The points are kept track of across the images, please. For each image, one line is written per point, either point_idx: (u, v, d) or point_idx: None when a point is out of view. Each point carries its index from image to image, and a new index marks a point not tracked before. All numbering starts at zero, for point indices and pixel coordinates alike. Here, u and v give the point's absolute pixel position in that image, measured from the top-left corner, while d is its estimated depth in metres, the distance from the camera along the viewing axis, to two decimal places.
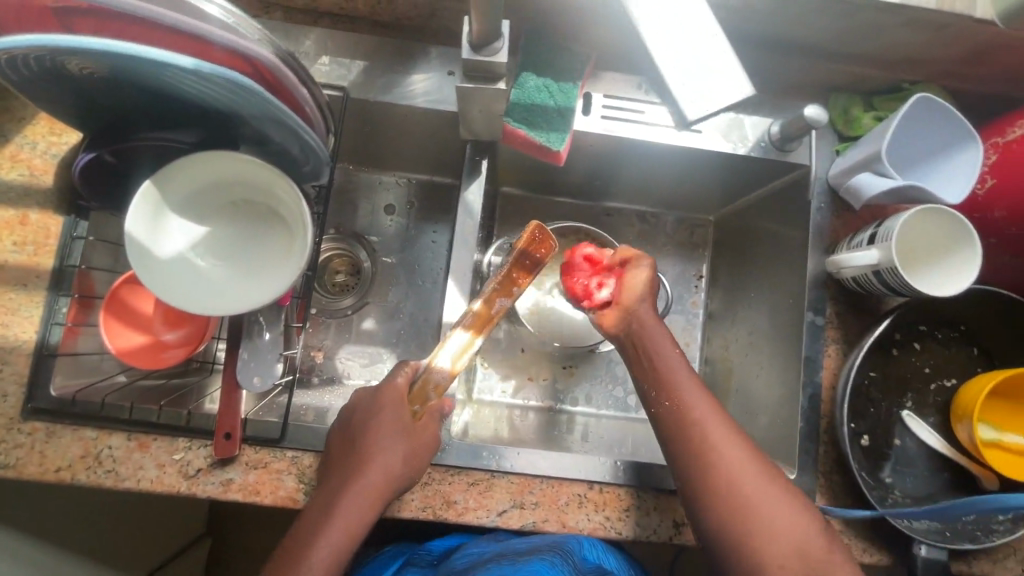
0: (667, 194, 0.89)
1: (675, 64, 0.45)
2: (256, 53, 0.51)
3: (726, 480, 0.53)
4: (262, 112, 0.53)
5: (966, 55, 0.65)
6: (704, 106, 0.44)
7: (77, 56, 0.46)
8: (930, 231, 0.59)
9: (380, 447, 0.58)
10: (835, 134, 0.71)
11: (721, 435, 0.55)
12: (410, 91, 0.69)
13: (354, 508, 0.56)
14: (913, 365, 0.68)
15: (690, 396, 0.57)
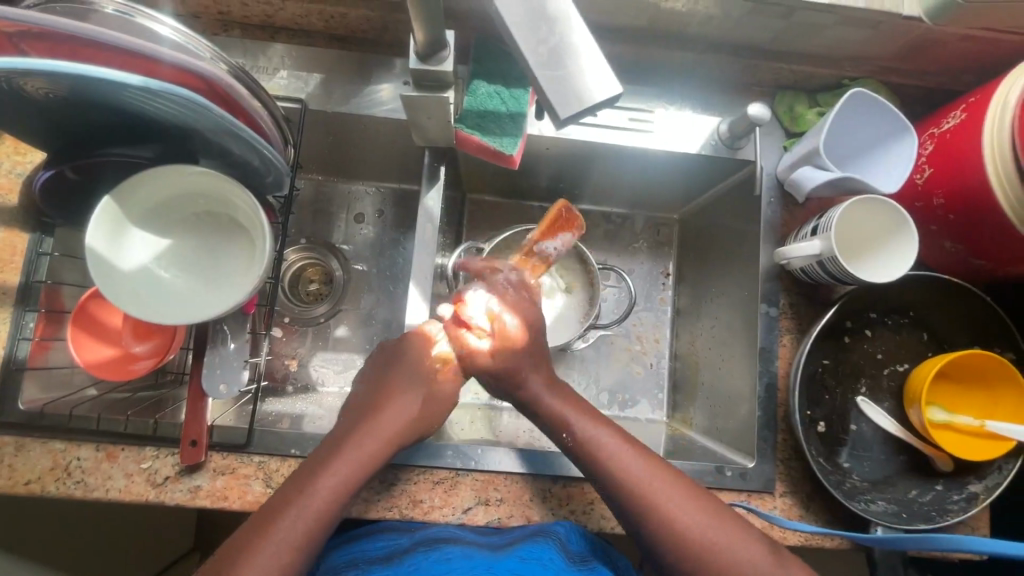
0: (630, 194, 0.91)
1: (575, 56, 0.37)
2: (205, 70, 0.52)
3: (664, 516, 0.54)
4: (216, 126, 0.55)
5: (901, 49, 0.67)
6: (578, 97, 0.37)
7: (31, 78, 0.48)
8: (874, 219, 0.61)
9: (399, 394, 0.61)
10: (782, 131, 0.73)
11: (653, 478, 0.55)
12: (370, 101, 0.71)
13: (363, 450, 0.57)
14: (866, 352, 0.70)
15: (609, 438, 0.58)
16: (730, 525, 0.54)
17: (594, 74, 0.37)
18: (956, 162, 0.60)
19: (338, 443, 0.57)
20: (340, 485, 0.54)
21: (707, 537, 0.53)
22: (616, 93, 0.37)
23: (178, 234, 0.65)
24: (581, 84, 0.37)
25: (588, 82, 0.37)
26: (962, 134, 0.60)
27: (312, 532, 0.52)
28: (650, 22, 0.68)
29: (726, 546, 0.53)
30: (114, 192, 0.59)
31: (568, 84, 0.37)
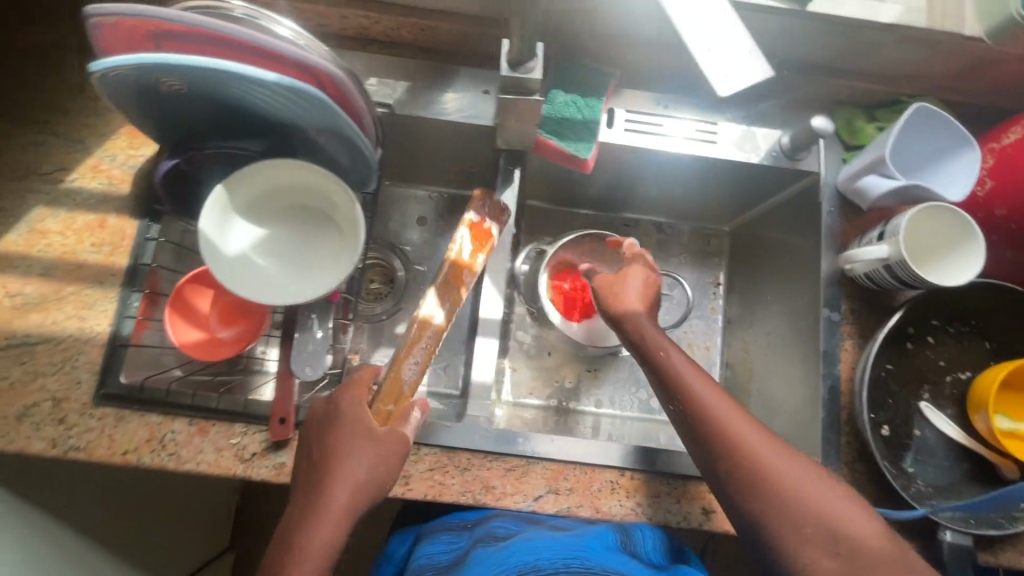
0: (683, 204, 0.95)
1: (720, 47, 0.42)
2: (324, 67, 0.57)
3: (751, 464, 0.56)
4: (325, 119, 0.59)
5: (959, 68, 0.70)
6: (730, 80, 0.42)
7: (179, 73, 0.53)
8: (935, 227, 0.64)
9: (357, 452, 0.58)
10: (841, 144, 0.76)
11: (742, 425, 0.57)
12: (444, 107, 0.75)
13: (336, 507, 0.56)
14: (928, 359, 0.71)
15: (692, 383, 0.60)
16: (823, 479, 0.55)
17: (741, 65, 0.42)
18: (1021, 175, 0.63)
19: (297, 522, 0.56)
20: (323, 544, 0.55)
21: (809, 492, 0.54)
22: (765, 75, 0.42)
23: (271, 224, 0.69)
24: (729, 70, 0.42)
25: (739, 72, 0.42)
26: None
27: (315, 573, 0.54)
28: None
29: (831, 504, 0.54)
30: (223, 183, 0.64)
31: (717, 69, 0.42)
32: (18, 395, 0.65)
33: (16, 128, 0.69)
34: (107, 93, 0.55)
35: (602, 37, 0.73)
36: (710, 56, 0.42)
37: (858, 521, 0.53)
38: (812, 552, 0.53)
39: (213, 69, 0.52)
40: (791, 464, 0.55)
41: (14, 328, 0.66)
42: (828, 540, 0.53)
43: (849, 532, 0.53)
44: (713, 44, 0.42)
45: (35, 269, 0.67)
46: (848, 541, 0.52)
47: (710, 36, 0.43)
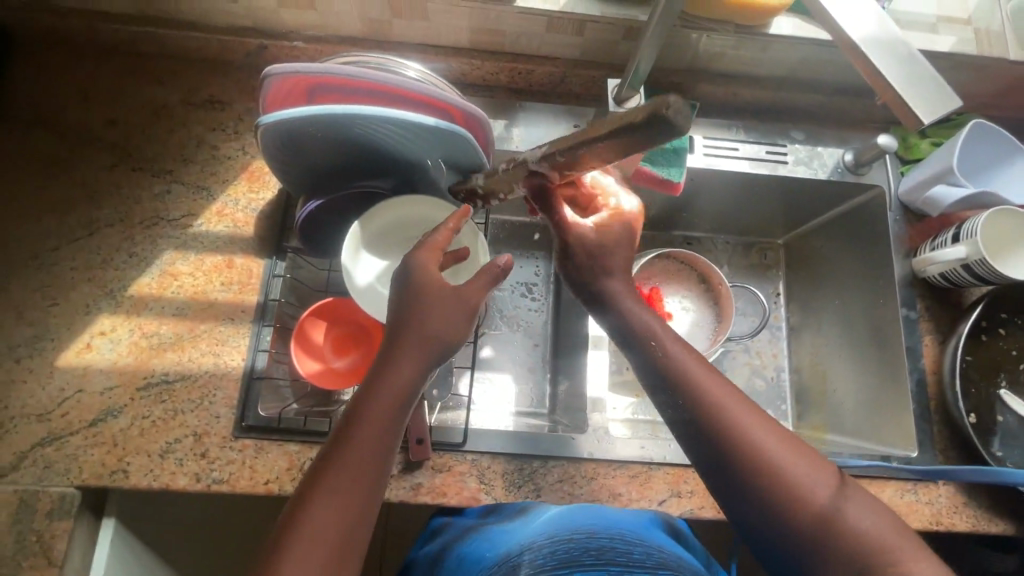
0: (743, 221, 0.98)
1: (905, 74, 0.44)
2: (463, 104, 0.61)
3: (740, 440, 0.52)
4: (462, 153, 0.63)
5: (999, 89, 0.79)
6: (925, 104, 0.43)
7: (341, 120, 0.58)
8: (1006, 228, 0.71)
9: (429, 307, 0.53)
10: (897, 159, 0.84)
11: (734, 403, 0.54)
12: (510, 137, 0.79)
13: (406, 375, 0.52)
14: (1002, 349, 0.77)
15: (675, 355, 0.57)
16: (804, 453, 0.52)
17: (929, 92, 0.43)
18: None
19: (360, 402, 0.51)
20: (381, 410, 0.51)
21: (799, 477, 0.50)
22: (955, 102, 0.43)
23: (399, 257, 0.72)
24: (923, 95, 0.43)
25: (926, 98, 0.43)
26: None
27: (371, 449, 0.50)
28: (786, 72, 0.81)
29: (819, 490, 0.49)
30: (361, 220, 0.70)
31: (907, 95, 0.43)
32: (159, 433, 0.66)
33: (147, 179, 0.74)
34: (264, 141, 0.60)
35: (679, 74, 0.81)
36: (901, 82, 0.44)
37: (838, 501, 0.49)
38: (782, 523, 0.50)
39: (373, 116, 0.57)
40: (770, 434, 0.52)
41: (152, 367, 0.68)
42: (803, 514, 0.49)
43: (826, 512, 0.49)
44: (900, 71, 0.44)
45: (169, 310, 0.71)
46: (823, 514, 0.49)
47: (890, 62, 0.45)
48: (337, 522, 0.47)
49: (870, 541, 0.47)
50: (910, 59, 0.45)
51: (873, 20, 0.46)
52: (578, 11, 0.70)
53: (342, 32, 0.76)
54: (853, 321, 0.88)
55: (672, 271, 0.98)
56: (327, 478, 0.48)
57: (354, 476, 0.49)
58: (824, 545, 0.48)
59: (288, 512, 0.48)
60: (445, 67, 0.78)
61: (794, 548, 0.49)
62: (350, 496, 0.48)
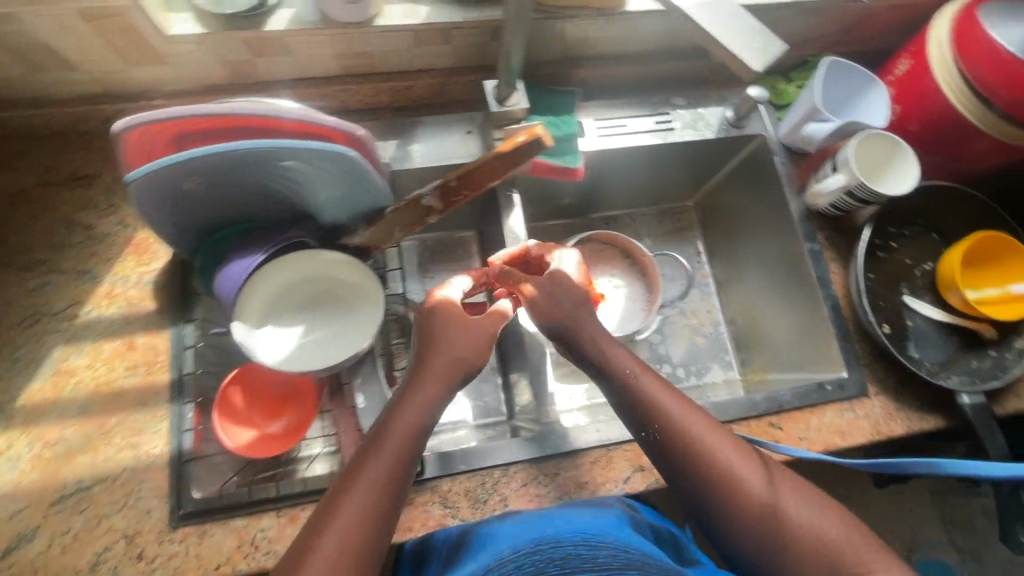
0: (652, 192, 1.02)
1: (731, 28, 0.47)
2: (336, 123, 0.61)
3: (683, 441, 0.59)
4: (346, 171, 0.62)
5: (844, 26, 0.85)
6: (754, 52, 0.46)
7: (208, 160, 0.56)
8: (876, 150, 0.76)
9: (452, 332, 0.62)
10: (772, 106, 0.89)
11: (677, 405, 0.61)
12: (409, 155, 0.77)
13: (417, 407, 0.57)
14: (898, 261, 0.83)
15: (629, 366, 0.63)
16: (750, 456, 0.59)
17: (756, 41, 0.46)
18: (919, 97, 0.78)
19: (379, 434, 0.56)
20: (404, 435, 0.56)
21: (738, 471, 0.58)
22: (782, 48, 0.46)
23: (285, 320, 0.72)
24: (750, 44, 0.46)
25: (755, 46, 0.46)
26: (915, 74, 0.78)
27: (398, 471, 0.55)
28: (654, 44, 0.84)
29: (755, 483, 0.57)
30: (278, 262, 0.69)
31: (736, 46, 0.46)
32: (86, 545, 0.60)
33: (19, 276, 0.68)
34: (133, 197, 0.57)
35: (554, 65, 0.83)
36: (728, 35, 0.46)
37: (772, 494, 0.57)
38: (723, 511, 0.57)
39: (240, 150, 0.55)
40: (722, 443, 0.59)
41: (64, 477, 0.62)
42: (746, 509, 0.56)
43: (760, 501, 0.56)
44: (723, 27, 0.47)
45: (71, 410, 0.64)
46: (766, 507, 0.56)
47: (716, 19, 0.47)
48: (356, 544, 0.51)
49: (796, 518, 0.56)
50: (730, 15, 0.47)
51: None
52: (441, 21, 0.69)
53: (203, 81, 0.72)
54: (769, 264, 0.93)
55: (595, 253, 1.01)
56: (356, 493, 0.52)
57: (379, 496, 0.53)
58: (765, 532, 0.56)
59: (311, 525, 0.51)
60: (322, 99, 0.76)
61: (735, 531, 0.57)
62: (371, 514, 0.52)
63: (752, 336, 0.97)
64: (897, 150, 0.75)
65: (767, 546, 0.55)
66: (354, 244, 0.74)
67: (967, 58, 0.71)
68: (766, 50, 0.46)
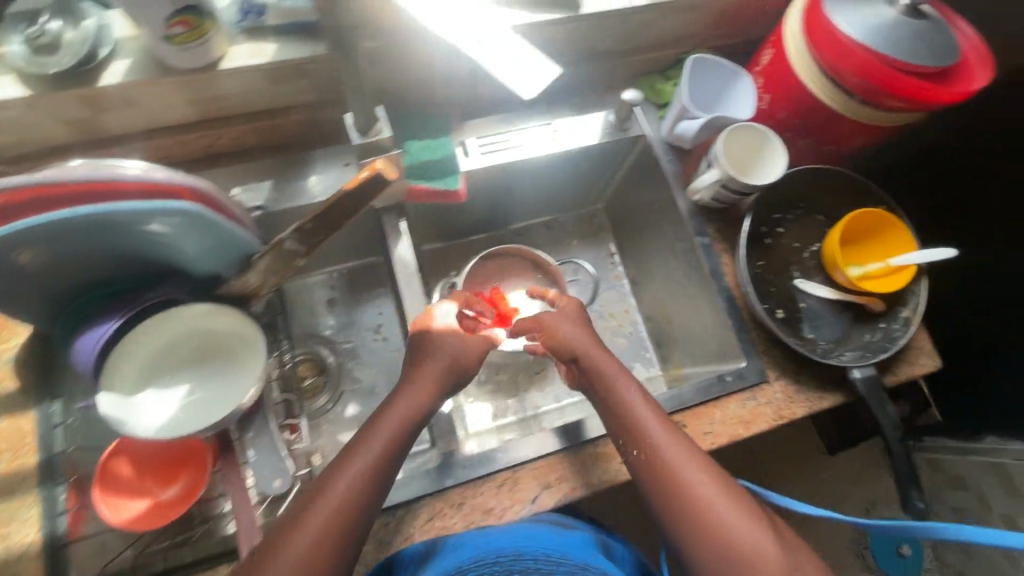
0: (556, 198, 1.04)
1: (505, 57, 0.45)
2: (184, 181, 0.60)
3: (657, 461, 0.63)
4: (194, 223, 0.60)
5: (712, 20, 0.86)
6: (527, 80, 0.44)
7: (30, 235, 0.53)
8: (743, 142, 0.78)
9: (443, 340, 0.72)
10: (654, 105, 0.90)
11: (658, 427, 0.65)
12: (308, 192, 0.76)
13: (405, 403, 0.67)
14: (785, 245, 0.85)
15: (620, 390, 0.68)
16: (725, 485, 0.61)
17: (531, 68, 0.44)
18: (784, 85, 0.79)
19: (376, 417, 0.66)
20: (385, 444, 0.63)
21: (707, 496, 0.60)
22: (556, 72, 0.45)
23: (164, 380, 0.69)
24: (524, 73, 0.44)
25: (530, 73, 0.44)
26: (778, 63, 0.79)
27: (378, 466, 0.62)
28: None
29: (723, 511, 0.59)
30: (148, 320, 0.67)
31: (511, 76, 0.44)
32: None
33: None
34: None
35: (428, 87, 0.82)
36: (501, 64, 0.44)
37: (738, 526, 0.58)
38: (687, 534, 0.60)
39: (63, 219, 0.52)
40: (696, 468, 0.62)
41: None
42: (707, 535, 0.59)
43: (724, 528, 0.58)
44: (497, 56, 0.45)
45: None
46: (728, 535, 0.58)
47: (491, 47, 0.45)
48: (330, 540, 0.57)
49: (754, 551, 0.57)
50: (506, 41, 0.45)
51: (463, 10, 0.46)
52: (288, 58, 0.66)
53: (50, 143, 0.69)
54: (672, 260, 0.95)
55: (505, 266, 1.00)
56: (345, 472, 0.60)
57: (356, 494, 0.60)
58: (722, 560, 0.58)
59: (301, 502, 0.59)
60: (185, 147, 0.74)
61: (695, 556, 0.59)
62: (346, 503, 0.59)
63: (667, 330, 0.99)
64: (761, 140, 0.77)
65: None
66: (229, 291, 0.71)
67: (816, 43, 0.73)
68: (539, 77, 0.44)
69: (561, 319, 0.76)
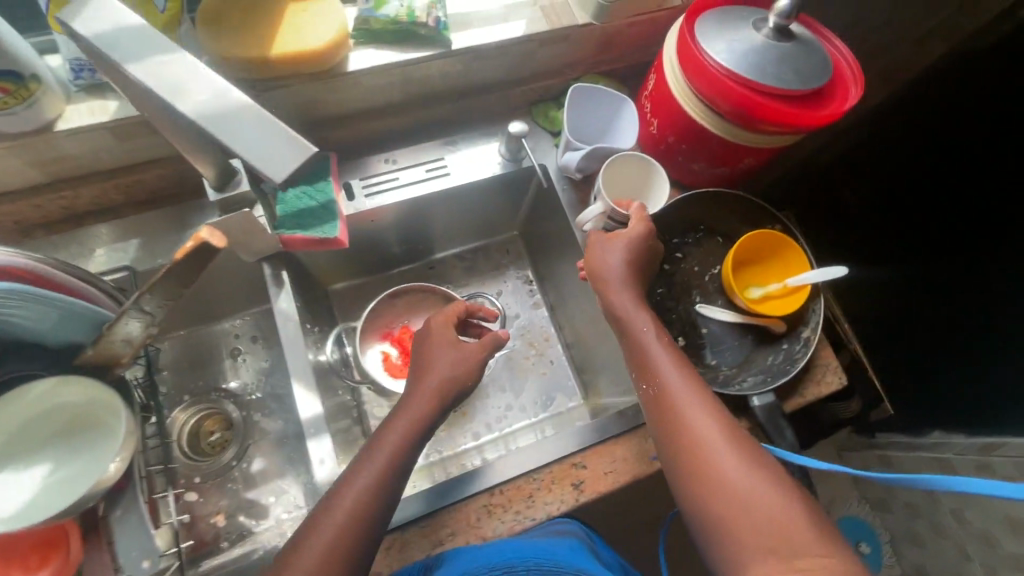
0: (466, 229, 1.01)
1: (253, 141, 0.39)
2: (12, 261, 0.57)
3: (674, 408, 0.61)
4: (28, 300, 0.56)
5: (598, 45, 0.85)
6: (274, 167, 0.38)
7: None
8: (625, 175, 0.79)
9: (442, 350, 0.73)
10: (548, 133, 0.89)
11: (678, 375, 0.63)
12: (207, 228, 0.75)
13: (418, 406, 0.67)
14: (687, 270, 0.85)
15: (646, 337, 0.67)
16: (743, 442, 0.58)
17: (282, 151, 0.39)
18: (668, 110, 0.77)
19: (390, 418, 0.66)
20: (407, 434, 0.65)
21: (720, 450, 0.57)
22: (311, 150, 0.39)
23: (19, 461, 0.64)
24: (275, 158, 0.39)
25: (280, 156, 0.39)
26: (661, 88, 0.78)
27: (390, 465, 0.62)
28: (408, 94, 0.81)
29: (735, 469, 0.55)
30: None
31: (263, 162, 0.39)
32: None
33: None
34: None
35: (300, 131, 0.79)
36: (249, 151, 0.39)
37: (750, 483, 0.54)
38: (695, 487, 0.57)
39: None
40: (712, 423, 0.59)
41: None
42: (712, 492, 0.55)
43: (733, 483, 0.55)
44: (246, 141, 0.39)
45: None
46: (741, 492, 0.54)
47: (239, 131, 0.40)
48: (354, 531, 0.57)
49: (766, 513, 0.52)
50: (257, 122, 0.40)
51: (206, 87, 0.41)
52: (134, 113, 0.63)
53: None
54: (580, 289, 0.93)
55: (417, 303, 0.97)
56: (363, 472, 0.60)
57: (375, 489, 0.60)
58: (730, 519, 0.53)
59: (325, 499, 0.59)
60: (39, 209, 0.70)
61: (701, 511, 0.56)
62: (362, 502, 0.58)
63: (584, 359, 0.97)
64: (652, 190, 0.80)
65: (731, 535, 0.53)
66: (88, 361, 0.65)
67: (690, 72, 0.71)
68: (287, 161, 0.39)
69: (607, 250, 0.72)
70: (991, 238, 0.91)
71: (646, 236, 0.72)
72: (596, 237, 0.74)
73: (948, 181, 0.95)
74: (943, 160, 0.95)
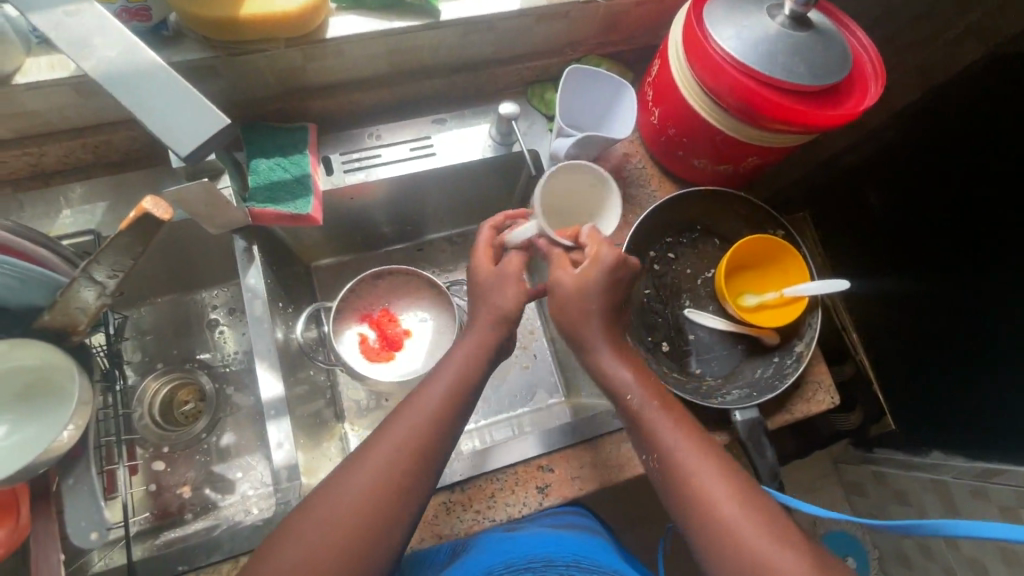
0: (455, 213, 0.97)
1: (165, 109, 0.42)
2: None
3: (671, 472, 0.56)
4: None
5: (601, 25, 0.79)
6: (180, 137, 0.42)
7: None
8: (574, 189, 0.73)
9: (501, 288, 0.66)
10: (543, 117, 0.85)
11: (672, 433, 0.58)
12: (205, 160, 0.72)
13: (439, 380, 0.61)
14: (677, 271, 0.80)
15: (630, 389, 0.61)
16: (753, 498, 0.54)
17: (193, 120, 0.42)
18: (669, 98, 0.72)
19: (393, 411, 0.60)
20: (406, 444, 0.56)
21: (727, 511, 0.53)
22: (224, 123, 0.42)
23: None
24: (183, 129, 0.42)
25: (190, 125, 0.42)
26: (663, 75, 0.73)
27: (427, 428, 0.57)
28: (395, 66, 0.77)
29: (747, 531, 0.52)
30: None
31: (169, 130, 0.42)
32: None
33: None
34: None
35: (279, 99, 0.75)
36: (159, 118, 0.42)
37: (769, 545, 0.51)
38: (712, 551, 0.53)
39: None
40: (718, 482, 0.55)
41: None
42: (731, 558, 0.51)
43: (750, 548, 0.51)
44: (156, 106, 0.42)
45: None
46: (759, 557, 0.50)
47: (151, 97, 0.43)
48: (392, 508, 0.53)
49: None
50: (166, 85, 0.43)
51: (115, 42, 0.43)
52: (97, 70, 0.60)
53: None
54: None
55: (400, 285, 0.93)
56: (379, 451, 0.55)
57: (421, 440, 0.56)
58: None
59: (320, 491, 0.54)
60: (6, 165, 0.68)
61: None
62: (392, 479, 0.54)
63: (567, 356, 0.93)
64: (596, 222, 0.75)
65: None
66: (45, 326, 0.63)
67: (694, 58, 0.66)
68: (195, 134, 0.42)
69: (582, 296, 0.63)
70: (1003, 254, 0.85)
71: (615, 264, 0.64)
72: (561, 277, 0.65)
73: (972, 192, 0.89)
74: (972, 169, 0.88)
